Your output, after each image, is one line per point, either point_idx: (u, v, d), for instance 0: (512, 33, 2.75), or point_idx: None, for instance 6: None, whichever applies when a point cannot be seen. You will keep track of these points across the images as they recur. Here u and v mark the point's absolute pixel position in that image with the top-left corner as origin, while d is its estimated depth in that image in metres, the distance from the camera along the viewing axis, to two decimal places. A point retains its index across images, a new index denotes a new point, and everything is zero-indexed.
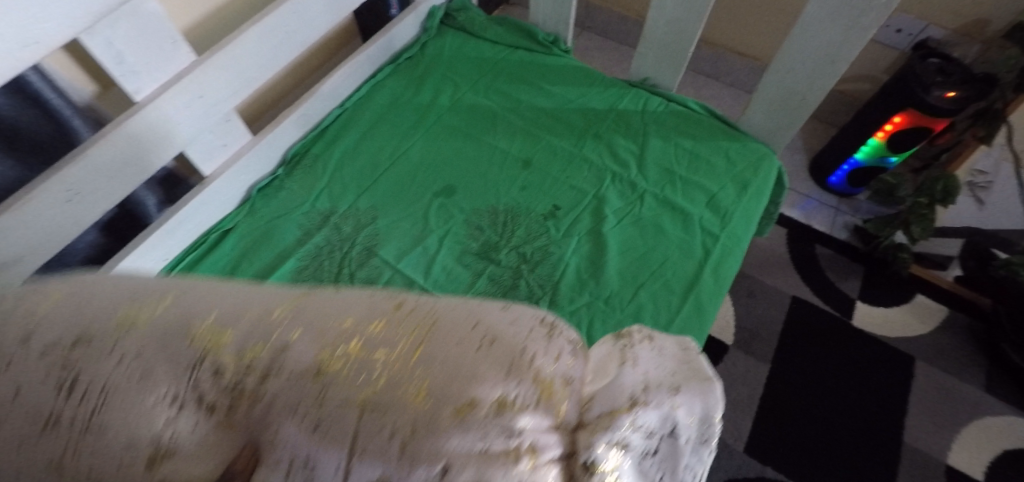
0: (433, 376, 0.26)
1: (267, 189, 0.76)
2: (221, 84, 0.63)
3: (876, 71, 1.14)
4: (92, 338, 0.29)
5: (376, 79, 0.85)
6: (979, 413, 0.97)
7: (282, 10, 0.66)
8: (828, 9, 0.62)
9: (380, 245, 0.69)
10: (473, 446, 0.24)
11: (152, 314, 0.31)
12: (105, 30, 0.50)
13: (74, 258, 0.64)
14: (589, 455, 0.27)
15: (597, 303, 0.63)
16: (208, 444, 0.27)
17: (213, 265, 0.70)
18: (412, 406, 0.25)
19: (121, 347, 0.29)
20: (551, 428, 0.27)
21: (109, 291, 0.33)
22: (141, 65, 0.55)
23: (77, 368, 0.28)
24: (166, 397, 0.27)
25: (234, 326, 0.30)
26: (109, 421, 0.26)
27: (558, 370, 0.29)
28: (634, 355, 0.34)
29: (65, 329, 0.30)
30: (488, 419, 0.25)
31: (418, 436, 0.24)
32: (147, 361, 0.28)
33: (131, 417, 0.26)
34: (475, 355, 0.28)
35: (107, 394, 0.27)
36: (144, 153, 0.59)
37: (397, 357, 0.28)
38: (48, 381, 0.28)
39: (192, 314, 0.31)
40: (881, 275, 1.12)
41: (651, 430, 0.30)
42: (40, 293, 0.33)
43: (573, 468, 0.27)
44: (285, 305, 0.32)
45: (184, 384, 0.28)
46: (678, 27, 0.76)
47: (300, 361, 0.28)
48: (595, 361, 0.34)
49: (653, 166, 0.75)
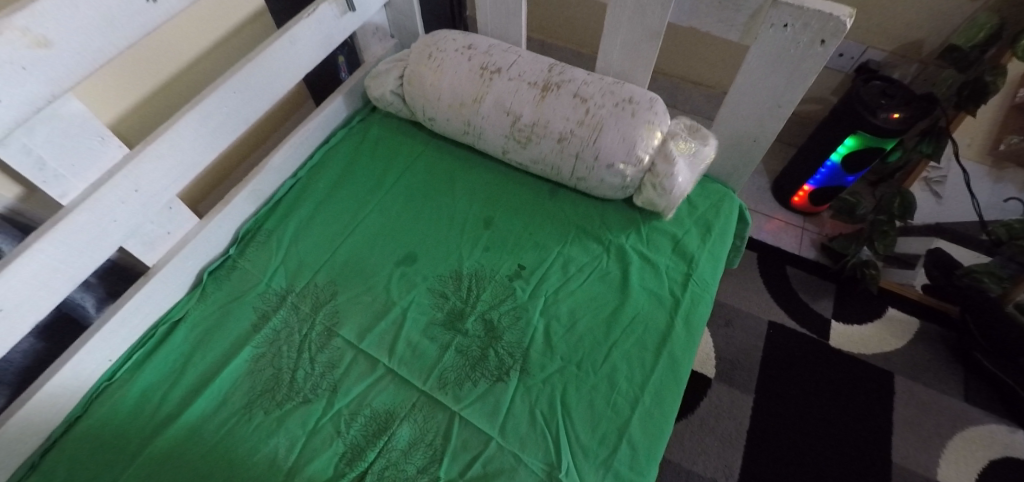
0: (617, 111, 0.69)
1: (219, 270, 0.73)
2: (159, 174, 0.62)
3: (825, 93, 1.16)
4: (469, 107, 0.75)
5: (329, 145, 0.85)
6: (962, 425, 0.96)
7: (222, 92, 0.65)
8: (767, 58, 0.63)
9: (340, 324, 0.68)
10: (648, 136, 0.68)
11: (483, 99, 0.74)
12: (20, 137, 0.50)
13: (8, 370, 0.59)
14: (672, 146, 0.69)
15: (570, 367, 0.63)
16: (512, 145, 0.75)
17: (163, 362, 0.65)
18: (601, 125, 0.69)
19: (486, 111, 0.74)
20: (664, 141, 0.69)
21: (443, 85, 0.76)
22: (64, 167, 0.54)
23: (473, 124, 0.77)
24: (506, 131, 0.75)
25: (522, 103, 0.72)
26: (486, 131, 0.76)
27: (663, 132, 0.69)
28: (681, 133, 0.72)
29: (453, 107, 0.77)
30: (649, 126, 0.68)
31: (618, 118, 0.69)
32: (493, 112, 0.74)
33: (495, 134, 0.76)
34: (626, 122, 0.68)
35: (484, 129, 0.76)
36: (328, 46, 0.77)
37: (588, 107, 0.70)
38: (458, 126, 0.78)
39: (505, 102, 0.73)
40: (852, 291, 1.12)
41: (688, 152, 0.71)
42: (415, 77, 0.79)
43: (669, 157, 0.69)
44: (544, 92, 0.72)
45: (513, 127, 0.74)
46: (627, 76, 0.76)
47: (557, 109, 0.71)
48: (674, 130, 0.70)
49: (614, 217, 0.76)
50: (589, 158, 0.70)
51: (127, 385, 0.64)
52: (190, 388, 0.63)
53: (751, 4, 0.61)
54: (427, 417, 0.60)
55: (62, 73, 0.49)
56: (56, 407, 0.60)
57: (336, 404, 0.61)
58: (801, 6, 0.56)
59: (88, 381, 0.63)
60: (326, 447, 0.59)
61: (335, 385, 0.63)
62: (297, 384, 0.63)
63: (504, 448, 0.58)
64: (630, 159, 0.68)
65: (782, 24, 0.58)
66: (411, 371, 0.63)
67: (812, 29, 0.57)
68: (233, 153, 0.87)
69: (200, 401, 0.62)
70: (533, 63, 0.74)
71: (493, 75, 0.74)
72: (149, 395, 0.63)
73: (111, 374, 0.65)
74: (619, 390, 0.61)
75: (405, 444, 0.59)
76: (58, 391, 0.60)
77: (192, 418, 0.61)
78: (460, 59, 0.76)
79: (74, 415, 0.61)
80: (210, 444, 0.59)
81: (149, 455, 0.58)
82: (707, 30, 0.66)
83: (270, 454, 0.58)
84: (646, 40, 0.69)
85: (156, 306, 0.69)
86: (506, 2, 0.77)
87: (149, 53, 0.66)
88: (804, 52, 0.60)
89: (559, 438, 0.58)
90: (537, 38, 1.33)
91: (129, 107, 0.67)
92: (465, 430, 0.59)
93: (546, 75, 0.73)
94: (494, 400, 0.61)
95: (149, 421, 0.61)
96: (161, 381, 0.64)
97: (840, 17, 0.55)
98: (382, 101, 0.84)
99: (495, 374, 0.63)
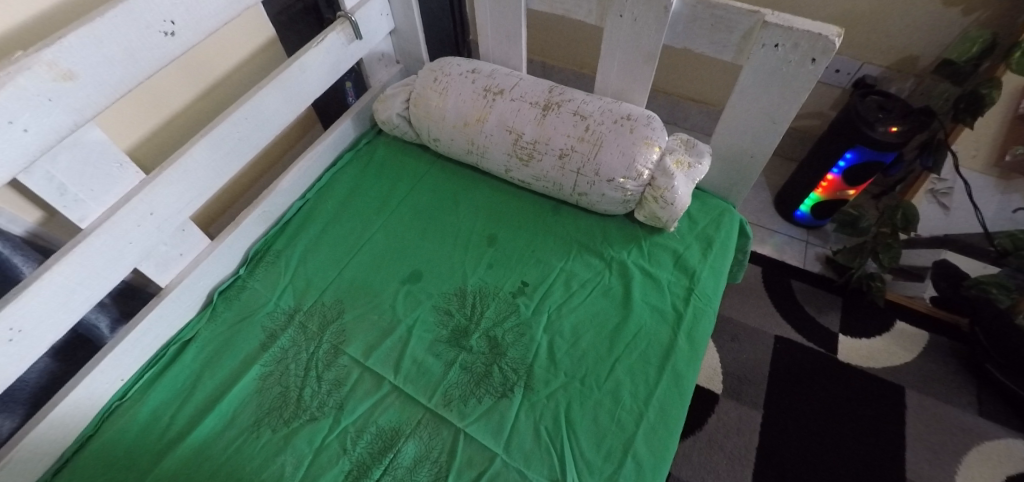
0: (616, 128, 0.71)
1: (229, 290, 0.75)
2: (174, 197, 0.65)
3: (823, 107, 1.17)
4: (471, 127, 0.77)
5: (336, 167, 0.87)
6: (977, 440, 0.94)
7: (234, 118, 0.68)
8: (760, 77, 0.64)
9: (346, 342, 0.69)
10: (645, 152, 0.69)
11: (485, 119, 0.76)
12: (44, 165, 0.53)
13: (23, 390, 0.61)
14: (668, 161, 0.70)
15: (574, 383, 0.63)
16: (514, 163, 0.77)
17: (172, 381, 0.67)
18: (599, 141, 0.71)
19: (488, 130, 0.76)
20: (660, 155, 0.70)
21: (446, 106, 0.79)
22: (84, 192, 0.57)
23: (476, 144, 0.79)
24: (507, 150, 0.76)
25: (522, 121, 0.74)
26: (489, 150, 0.78)
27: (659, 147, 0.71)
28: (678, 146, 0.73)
29: (456, 128, 0.79)
30: (647, 143, 0.70)
31: (617, 135, 0.70)
32: (495, 131, 0.76)
33: (497, 153, 0.77)
34: (625, 139, 0.70)
35: (486, 149, 0.78)
36: (334, 71, 0.80)
37: (587, 125, 0.72)
38: (462, 146, 0.80)
39: (506, 122, 0.75)
40: (858, 304, 1.12)
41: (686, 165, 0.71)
42: (418, 98, 0.81)
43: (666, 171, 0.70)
44: (544, 111, 0.74)
45: (514, 145, 0.75)
46: (626, 96, 0.78)
47: (557, 126, 0.73)
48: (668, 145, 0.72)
49: (616, 233, 0.77)
50: (589, 174, 0.72)
51: (138, 404, 0.65)
52: (199, 406, 0.64)
53: (742, 25, 0.63)
54: (433, 434, 0.61)
55: (86, 103, 0.51)
56: (69, 426, 0.61)
57: (342, 422, 0.62)
58: (791, 26, 0.58)
59: (100, 401, 0.64)
60: (333, 464, 0.59)
61: (342, 403, 0.64)
62: (303, 403, 0.64)
63: (509, 464, 0.58)
64: (630, 174, 0.70)
65: (773, 44, 0.61)
66: (416, 388, 0.64)
67: (802, 48, 0.59)
68: (244, 176, 0.90)
69: (209, 420, 0.63)
70: (534, 84, 0.77)
71: (497, 95, 0.76)
72: (159, 414, 0.64)
73: (122, 393, 0.66)
74: (623, 405, 0.61)
75: (411, 461, 0.59)
76: (71, 410, 0.61)
77: (201, 436, 0.62)
78: (464, 82, 0.78)
79: (86, 434, 0.63)
80: (218, 462, 0.60)
81: (159, 473, 0.59)
82: (701, 51, 0.68)
83: (278, 472, 0.59)
84: (642, 61, 0.72)
85: (167, 327, 0.71)
86: (505, 27, 0.79)
87: (165, 82, 0.69)
88: (795, 70, 0.61)
89: (564, 454, 0.58)
90: (539, 60, 1.36)
91: (144, 134, 0.70)
92: (470, 447, 0.60)
93: (547, 96, 0.75)
94: (498, 416, 0.61)
95: (158, 440, 0.62)
96: (172, 400, 0.65)
97: (828, 36, 0.57)
98: (388, 123, 0.87)
99: (500, 390, 0.63)
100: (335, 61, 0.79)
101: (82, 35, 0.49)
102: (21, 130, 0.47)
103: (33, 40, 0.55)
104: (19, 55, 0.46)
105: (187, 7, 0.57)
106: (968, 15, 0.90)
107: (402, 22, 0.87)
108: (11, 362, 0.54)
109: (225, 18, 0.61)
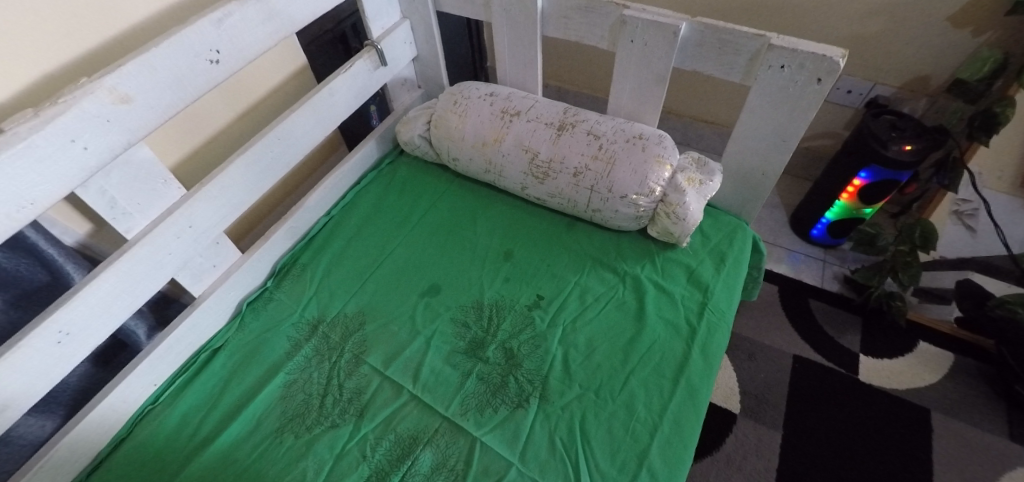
0: (629, 147, 0.73)
1: (257, 301, 0.78)
2: (211, 211, 0.69)
3: (836, 127, 1.18)
4: (489, 146, 0.81)
5: (360, 185, 0.91)
6: (1008, 464, 0.91)
7: (269, 138, 0.73)
8: (769, 96, 0.67)
9: (367, 352, 0.71)
10: (657, 173, 0.72)
11: (501, 139, 0.80)
12: (100, 180, 0.57)
13: (65, 393, 0.65)
14: (679, 180, 0.72)
15: (588, 394, 0.64)
16: (529, 182, 0.80)
17: (202, 387, 0.70)
18: (610, 160, 0.73)
19: (504, 151, 0.80)
20: (669, 169, 0.73)
21: (466, 126, 0.82)
22: (132, 206, 0.62)
23: (493, 164, 0.82)
24: (522, 169, 0.80)
25: (536, 142, 0.77)
26: (505, 169, 0.81)
27: (670, 166, 0.72)
28: (693, 161, 0.75)
29: (473, 148, 0.82)
30: (658, 164, 0.72)
31: (632, 152, 0.73)
32: (511, 152, 0.79)
33: (513, 172, 0.81)
34: (638, 158, 0.72)
35: (502, 170, 0.82)
36: (362, 93, 0.85)
37: (599, 144, 0.75)
38: (482, 166, 0.84)
39: (522, 142, 0.78)
40: (878, 324, 1.10)
41: (700, 180, 0.73)
42: (439, 118, 0.85)
43: (679, 186, 0.72)
44: (560, 130, 0.77)
45: (528, 163, 0.78)
46: (638, 114, 0.81)
47: (571, 144, 0.76)
48: (679, 162, 0.74)
49: (629, 248, 0.79)
50: (603, 191, 0.74)
51: (167, 410, 0.68)
52: (226, 413, 0.67)
53: (749, 48, 0.65)
54: (449, 442, 0.62)
55: (138, 123, 0.56)
56: (105, 428, 0.64)
57: (362, 428, 0.64)
58: (796, 48, 0.61)
59: (133, 406, 0.68)
60: (353, 469, 0.61)
61: (362, 411, 0.66)
62: (325, 410, 0.66)
63: (524, 474, 0.59)
64: (642, 190, 0.72)
65: (778, 66, 0.63)
66: (435, 397, 0.66)
67: (808, 69, 0.61)
68: (273, 194, 0.95)
69: (235, 426, 0.65)
70: (550, 106, 0.80)
71: (514, 117, 0.80)
72: (187, 420, 0.67)
73: (155, 398, 0.69)
74: (638, 416, 0.62)
75: (428, 469, 0.60)
76: (108, 413, 0.64)
77: (226, 442, 0.64)
78: (482, 104, 0.82)
79: (120, 436, 0.66)
80: (243, 467, 0.62)
81: (186, 477, 0.61)
82: (709, 73, 0.70)
83: (299, 477, 0.61)
84: (653, 83, 0.74)
85: (199, 336, 0.74)
86: (522, 52, 0.83)
87: (205, 107, 0.74)
88: (803, 90, 0.63)
89: (578, 464, 0.59)
90: (553, 84, 1.40)
91: (186, 154, 0.75)
92: (485, 456, 0.61)
93: (562, 116, 0.78)
94: (514, 426, 0.62)
95: (186, 445, 0.64)
96: (201, 406, 0.68)
97: (833, 57, 0.59)
98: (410, 144, 0.91)
99: (515, 400, 0.65)
100: (361, 85, 0.84)
101: (140, 64, 0.54)
102: (81, 147, 0.52)
103: (96, 67, 0.60)
104: (84, 80, 0.51)
105: (232, 38, 0.62)
106: (979, 35, 0.91)
107: (424, 49, 0.92)
108: (58, 363, 0.57)
109: (264, 48, 0.66)
